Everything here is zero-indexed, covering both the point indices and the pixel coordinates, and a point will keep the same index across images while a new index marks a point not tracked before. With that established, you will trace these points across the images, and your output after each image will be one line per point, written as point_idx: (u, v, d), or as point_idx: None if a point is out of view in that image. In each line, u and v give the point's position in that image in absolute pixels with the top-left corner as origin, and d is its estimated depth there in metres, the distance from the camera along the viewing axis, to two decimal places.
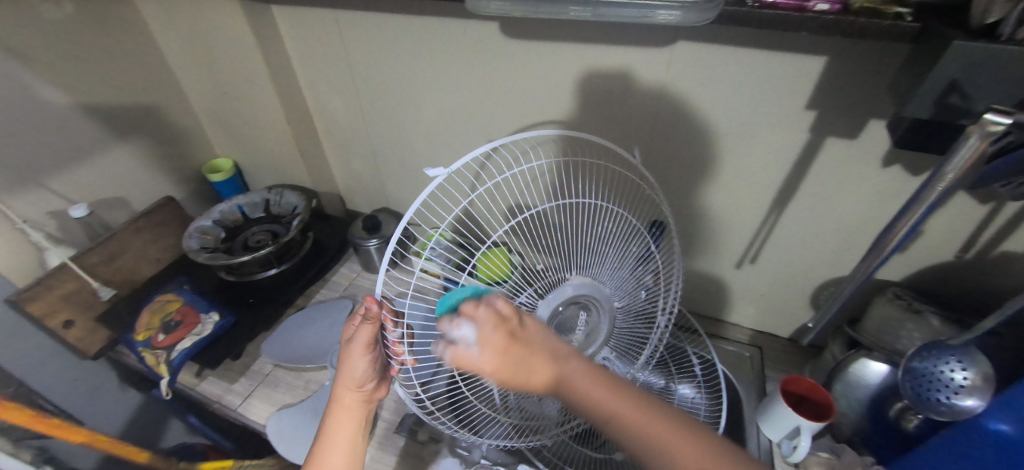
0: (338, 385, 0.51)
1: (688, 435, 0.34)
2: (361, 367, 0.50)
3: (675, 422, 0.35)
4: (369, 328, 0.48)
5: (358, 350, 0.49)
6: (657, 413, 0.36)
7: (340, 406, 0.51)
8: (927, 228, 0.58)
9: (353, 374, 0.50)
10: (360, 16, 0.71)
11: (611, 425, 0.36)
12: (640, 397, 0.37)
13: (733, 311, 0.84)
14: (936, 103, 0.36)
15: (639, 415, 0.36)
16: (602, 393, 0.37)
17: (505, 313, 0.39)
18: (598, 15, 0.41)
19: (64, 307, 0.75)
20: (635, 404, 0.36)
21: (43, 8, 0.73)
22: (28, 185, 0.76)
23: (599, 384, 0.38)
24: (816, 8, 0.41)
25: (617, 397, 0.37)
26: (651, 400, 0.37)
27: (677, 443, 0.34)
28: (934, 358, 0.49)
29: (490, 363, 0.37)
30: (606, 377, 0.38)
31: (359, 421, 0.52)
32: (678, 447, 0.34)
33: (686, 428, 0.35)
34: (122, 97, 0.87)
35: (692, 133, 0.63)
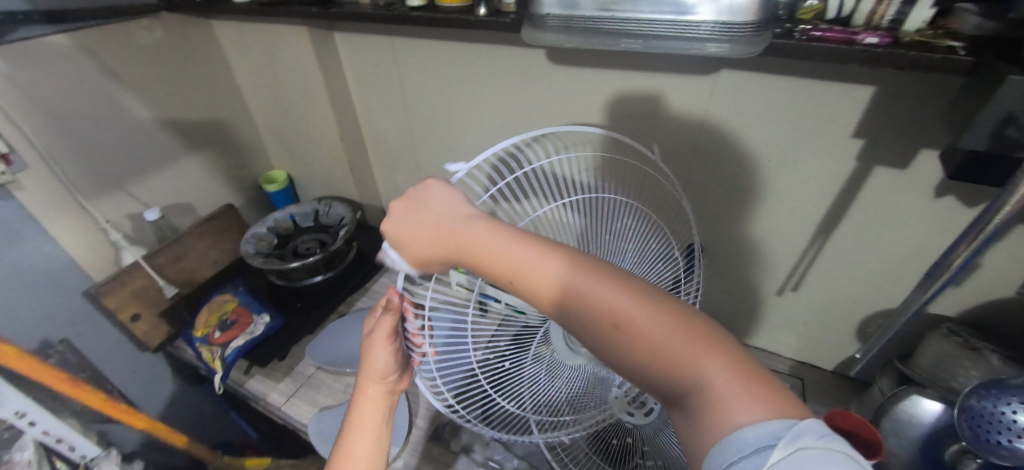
0: (362, 376, 0.53)
1: (623, 293, 0.33)
2: (385, 359, 0.51)
3: (609, 281, 0.34)
4: (388, 319, 0.49)
5: (382, 341, 0.51)
6: (586, 274, 0.34)
7: (364, 396, 0.53)
8: (983, 262, 0.56)
9: (377, 366, 0.51)
10: (415, 42, 0.76)
11: (533, 289, 0.36)
12: (569, 261, 0.36)
13: (772, 340, 0.82)
14: (991, 135, 0.36)
15: (565, 276, 0.35)
16: (522, 258, 0.36)
17: (433, 202, 0.43)
18: (649, 47, 0.43)
19: (133, 301, 0.81)
20: (564, 267, 0.35)
21: (137, 34, 0.83)
22: (112, 189, 0.84)
23: (518, 249, 0.37)
24: (864, 41, 0.41)
25: (542, 261, 0.36)
26: (586, 260, 0.36)
27: (604, 304, 0.33)
28: (994, 397, 0.46)
29: (417, 246, 0.43)
30: (532, 239, 0.37)
31: (383, 410, 0.53)
32: (607, 308, 0.32)
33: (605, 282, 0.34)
34: (196, 112, 0.95)
35: (733, 160, 0.64)
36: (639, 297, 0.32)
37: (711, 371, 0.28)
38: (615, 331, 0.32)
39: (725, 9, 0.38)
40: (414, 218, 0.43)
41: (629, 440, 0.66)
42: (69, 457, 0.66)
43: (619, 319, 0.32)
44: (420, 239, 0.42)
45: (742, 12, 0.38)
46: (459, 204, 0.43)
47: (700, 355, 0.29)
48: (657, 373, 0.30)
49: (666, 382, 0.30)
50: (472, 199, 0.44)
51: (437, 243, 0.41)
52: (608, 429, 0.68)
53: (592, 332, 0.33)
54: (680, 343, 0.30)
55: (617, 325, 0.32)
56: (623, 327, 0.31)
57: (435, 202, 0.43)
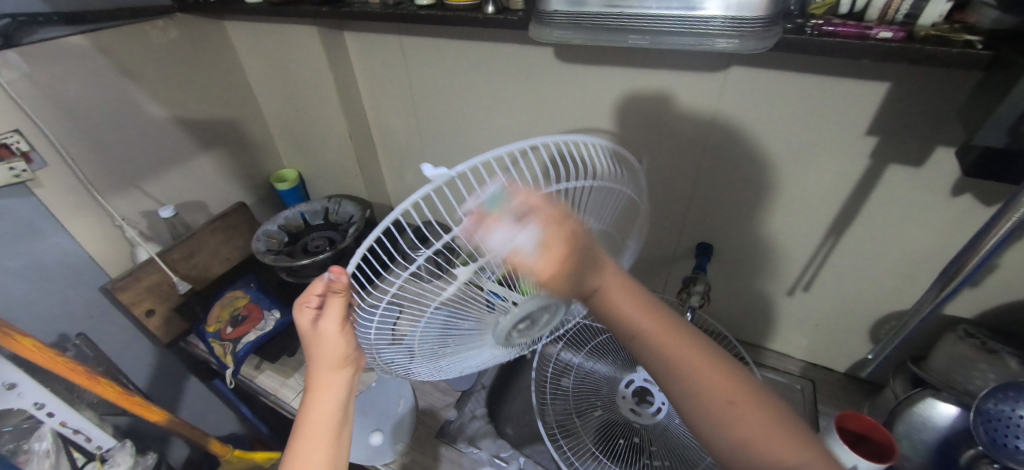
0: (312, 365, 0.44)
1: (725, 370, 0.36)
2: (344, 344, 0.42)
3: (722, 367, 0.37)
4: (336, 302, 0.40)
5: (332, 328, 0.41)
6: (702, 353, 0.38)
7: (317, 386, 0.44)
8: (1000, 264, 0.54)
9: (335, 351, 0.42)
10: (424, 41, 0.77)
11: (656, 350, 0.39)
12: (679, 327, 0.40)
13: (783, 341, 0.81)
14: (1010, 130, 0.35)
15: (674, 338, 0.39)
16: (651, 321, 0.40)
17: (562, 216, 0.36)
18: (656, 43, 0.42)
19: (148, 297, 0.83)
20: (678, 333, 0.39)
21: (153, 34, 0.84)
22: (129, 187, 0.86)
23: (648, 312, 0.41)
24: (877, 36, 0.41)
25: (668, 332, 0.39)
26: (706, 343, 0.39)
27: (718, 381, 0.36)
28: (1011, 400, 0.45)
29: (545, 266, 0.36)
30: (667, 315, 0.41)
31: (344, 400, 0.45)
32: (720, 386, 0.35)
33: (712, 358, 0.37)
34: (210, 112, 0.97)
35: (745, 157, 0.63)
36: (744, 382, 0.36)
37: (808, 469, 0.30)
38: (721, 405, 0.34)
39: (732, 4, 0.38)
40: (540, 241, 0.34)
41: (636, 440, 0.68)
42: (86, 448, 0.68)
43: (719, 387, 0.35)
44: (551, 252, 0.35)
45: (749, 7, 0.38)
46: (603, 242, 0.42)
47: (796, 452, 0.32)
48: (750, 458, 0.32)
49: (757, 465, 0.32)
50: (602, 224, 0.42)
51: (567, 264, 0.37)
52: (616, 428, 0.70)
53: (697, 403, 0.35)
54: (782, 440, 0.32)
55: (727, 401, 0.34)
56: (724, 397, 0.35)
57: (564, 215, 0.36)
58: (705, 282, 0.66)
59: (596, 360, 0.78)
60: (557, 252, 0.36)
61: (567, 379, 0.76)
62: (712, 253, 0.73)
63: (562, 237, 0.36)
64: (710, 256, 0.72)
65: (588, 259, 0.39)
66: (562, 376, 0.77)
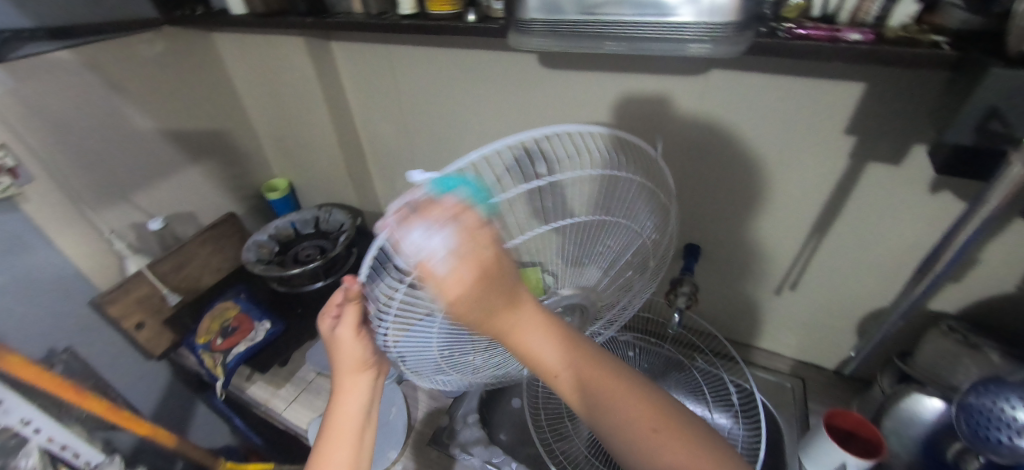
0: (337, 370, 0.46)
1: (643, 398, 0.38)
2: (362, 348, 0.45)
3: (644, 397, 0.38)
4: (352, 309, 0.42)
5: (351, 334, 0.43)
6: (625, 387, 0.39)
7: (341, 389, 0.46)
8: (980, 259, 0.55)
9: (355, 355, 0.45)
10: (410, 50, 0.77)
11: (580, 388, 0.39)
12: (597, 357, 0.40)
13: (772, 340, 0.82)
14: (977, 129, 0.35)
15: (596, 373, 0.39)
16: (572, 359, 0.39)
17: (485, 237, 0.31)
18: (634, 49, 0.43)
19: (137, 309, 0.82)
20: (599, 365, 0.39)
21: (140, 47, 0.85)
22: (117, 200, 0.86)
23: (567, 352, 0.39)
24: (848, 38, 0.42)
25: (591, 369, 0.39)
26: (627, 374, 0.40)
27: (642, 412, 0.37)
28: (991, 394, 0.46)
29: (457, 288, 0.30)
30: (586, 346, 0.40)
31: (367, 403, 0.47)
32: (643, 415, 0.37)
33: (630, 385, 0.39)
34: (199, 123, 0.97)
35: (727, 158, 0.63)
36: (660, 408, 0.38)
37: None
38: (644, 437, 0.36)
39: (705, 9, 0.39)
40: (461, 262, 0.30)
41: None
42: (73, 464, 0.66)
43: (642, 417, 0.37)
44: (463, 279, 0.30)
45: (722, 11, 0.38)
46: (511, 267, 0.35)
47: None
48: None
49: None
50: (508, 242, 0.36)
51: (485, 295, 0.32)
52: None
53: (623, 437, 0.37)
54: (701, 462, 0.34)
55: (649, 429, 0.36)
56: (649, 428, 0.36)
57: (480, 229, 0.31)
58: (692, 283, 0.67)
59: None
60: (472, 283, 0.31)
61: None
62: (700, 254, 0.73)
63: (483, 260, 0.31)
64: (698, 257, 0.73)
65: (505, 293, 0.34)
66: None
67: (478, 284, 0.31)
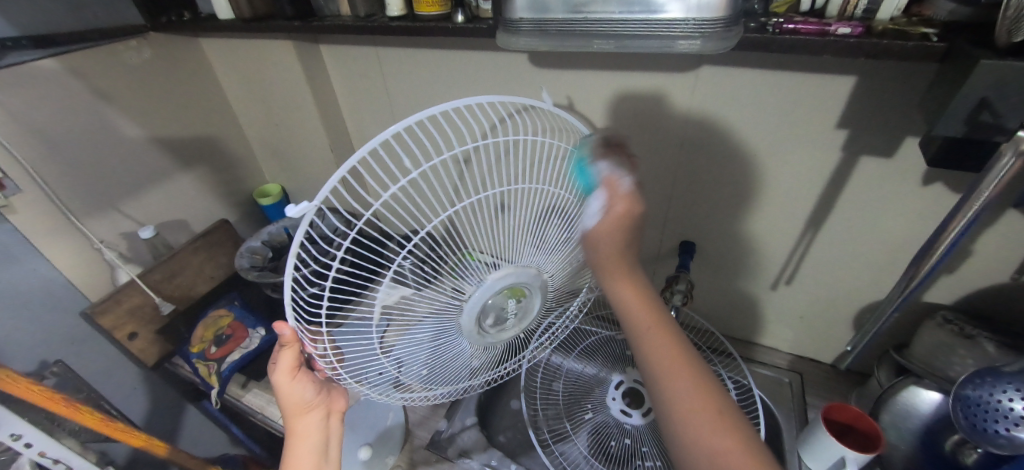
0: (287, 416, 0.50)
1: (705, 389, 0.34)
2: (302, 389, 0.48)
3: (707, 390, 0.35)
4: (284, 355, 0.45)
5: (286, 379, 0.47)
6: (691, 370, 0.36)
7: (295, 434, 0.50)
8: (973, 250, 0.55)
9: (297, 399, 0.49)
10: (399, 52, 0.77)
11: (649, 350, 0.38)
12: (675, 335, 0.39)
13: (769, 335, 0.82)
14: (968, 121, 0.35)
15: (668, 345, 0.38)
16: (654, 323, 0.39)
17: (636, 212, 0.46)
18: (621, 46, 0.43)
19: (130, 320, 0.81)
20: (671, 339, 0.38)
21: (127, 54, 0.84)
22: (106, 209, 0.85)
23: (650, 313, 0.40)
24: (837, 32, 0.41)
25: (664, 337, 0.38)
26: (701, 365, 0.37)
27: (695, 398, 0.34)
28: (989, 385, 0.46)
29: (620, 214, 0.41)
30: (666, 320, 0.40)
31: (322, 442, 0.51)
32: (697, 404, 0.34)
33: (698, 373, 0.36)
34: (188, 129, 0.96)
35: (720, 154, 0.63)
36: (723, 406, 0.34)
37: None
38: (691, 417, 0.33)
39: (693, 6, 0.38)
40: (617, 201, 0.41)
41: (627, 441, 0.68)
42: None
43: (695, 403, 0.34)
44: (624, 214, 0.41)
45: (710, 8, 0.38)
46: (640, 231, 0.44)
47: None
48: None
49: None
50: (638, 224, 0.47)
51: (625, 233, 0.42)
52: (607, 431, 0.70)
53: (672, 408, 0.34)
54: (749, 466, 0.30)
55: (702, 415, 0.33)
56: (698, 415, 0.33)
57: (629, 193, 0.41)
58: (688, 280, 0.67)
59: (588, 362, 0.78)
60: (619, 217, 0.40)
61: (557, 383, 0.76)
62: (695, 251, 0.73)
63: (637, 209, 0.41)
64: (693, 254, 0.73)
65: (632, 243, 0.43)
66: (552, 381, 0.77)
67: (621, 224, 0.41)
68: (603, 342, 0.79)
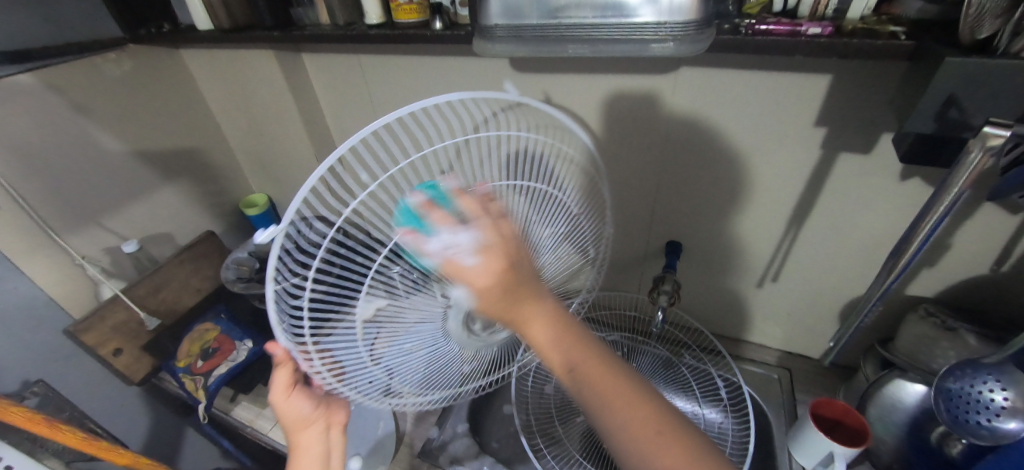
0: (288, 432, 0.52)
1: (645, 406, 0.36)
2: (299, 403, 0.51)
3: (648, 405, 0.36)
4: (277, 374, 0.48)
5: (282, 397, 0.49)
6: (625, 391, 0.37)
7: (297, 449, 0.52)
8: (953, 244, 0.56)
9: (294, 415, 0.51)
10: (380, 59, 0.77)
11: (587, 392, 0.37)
12: (604, 360, 0.38)
13: (757, 332, 0.82)
14: (936, 117, 0.36)
15: (602, 374, 0.38)
16: (582, 358, 0.38)
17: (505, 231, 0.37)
18: (596, 51, 0.43)
19: (114, 336, 0.80)
20: (604, 367, 0.38)
21: (105, 67, 0.83)
22: (88, 225, 0.84)
23: (580, 355, 0.38)
24: (809, 32, 0.42)
25: (592, 370, 0.38)
26: (633, 379, 0.38)
27: (642, 420, 0.35)
28: (969, 377, 0.46)
29: (486, 270, 0.35)
30: (593, 344, 0.39)
31: (323, 456, 0.53)
32: (645, 425, 0.35)
33: (635, 388, 0.37)
34: (171, 141, 0.95)
35: (702, 154, 0.64)
36: (665, 417, 0.35)
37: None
38: (640, 444, 0.34)
39: (664, 9, 0.38)
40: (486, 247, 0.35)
41: None
42: None
43: (641, 424, 0.35)
44: (491, 264, 0.35)
45: (682, 11, 0.38)
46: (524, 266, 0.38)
47: None
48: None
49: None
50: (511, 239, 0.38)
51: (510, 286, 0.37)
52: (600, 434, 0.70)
53: (626, 446, 0.35)
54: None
55: (654, 436, 0.34)
56: (655, 436, 0.34)
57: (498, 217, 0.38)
58: (674, 280, 0.67)
59: None
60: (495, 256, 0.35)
61: (549, 387, 0.76)
62: (681, 251, 0.73)
63: (506, 244, 0.37)
64: (679, 254, 0.73)
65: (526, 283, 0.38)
66: (544, 384, 0.77)
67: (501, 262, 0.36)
68: None
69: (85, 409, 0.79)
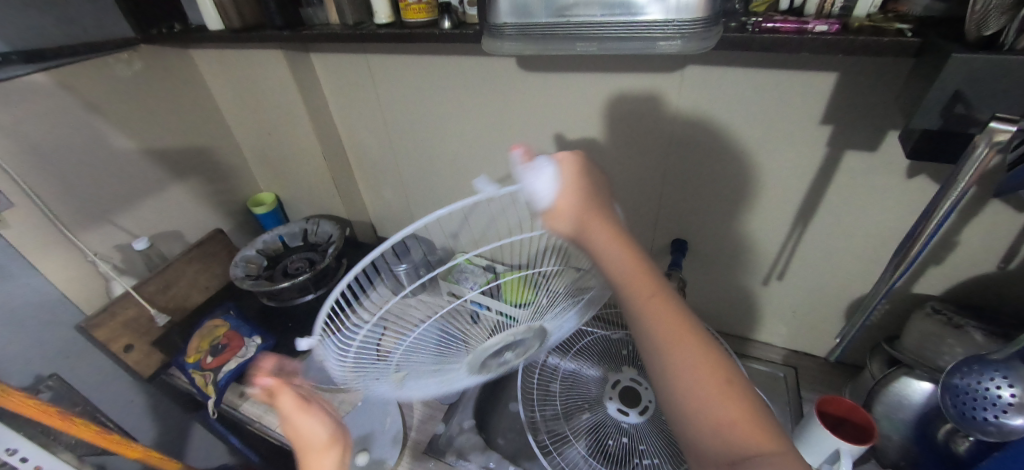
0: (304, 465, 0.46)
1: (703, 348, 0.35)
2: (320, 424, 0.46)
3: (710, 350, 0.35)
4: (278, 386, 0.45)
5: (297, 409, 0.45)
6: (701, 339, 0.36)
7: None
8: (959, 241, 0.56)
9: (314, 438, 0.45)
10: (388, 59, 0.78)
11: (653, 321, 0.37)
12: (668, 297, 0.38)
13: (763, 331, 0.82)
14: (942, 114, 0.36)
15: (665, 308, 0.37)
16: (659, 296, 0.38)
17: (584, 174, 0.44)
18: (603, 49, 0.43)
19: (125, 332, 0.81)
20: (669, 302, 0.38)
21: (117, 67, 0.84)
22: (100, 222, 0.85)
23: (647, 283, 0.39)
24: (814, 30, 0.42)
25: (667, 306, 0.37)
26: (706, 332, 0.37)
27: (700, 363, 0.34)
28: (976, 374, 0.46)
29: (566, 198, 0.42)
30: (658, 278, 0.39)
31: None
32: (702, 368, 0.34)
33: (694, 330, 0.36)
34: (180, 140, 0.97)
35: (708, 152, 0.64)
36: (725, 365, 0.34)
37: (774, 457, 0.29)
38: (692, 385, 0.33)
39: (672, 8, 0.40)
40: (564, 169, 0.44)
41: (625, 440, 0.68)
42: None
43: (696, 365, 0.34)
44: (569, 194, 0.43)
45: (689, 9, 0.39)
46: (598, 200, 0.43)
47: (757, 440, 0.31)
48: (725, 444, 0.31)
49: (719, 453, 0.31)
50: (590, 177, 0.44)
51: (586, 216, 0.42)
52: (604, 430, 0.70)
53: (674, 383, 0.34)
54: (761, 434, 0.31)
55: (717, 382, 0.33)
56: (718, 379, 0.33)
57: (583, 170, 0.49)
58: (680, 278, 0.67)
59: (583, 362, 0.78)
60: (575, 176, 0.43)
61: (555, 384, 0.77)
62: (687, 249, 0.74)
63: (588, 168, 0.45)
64: (685, 252, 0.74)
65: (598, 212, 0.42)
66: (549, 382, 0.77)
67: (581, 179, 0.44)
68: (598, 341, 0.81)
69: (96, 404, 0.80)
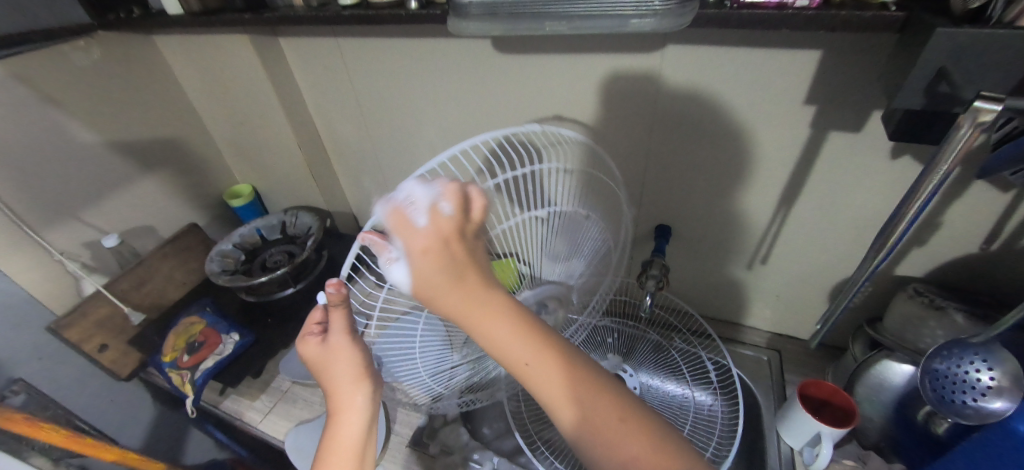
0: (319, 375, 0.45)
1: (602, 395, 0.34)
2: (357, 356, 0.44)
3: (612, 395, 0.35)
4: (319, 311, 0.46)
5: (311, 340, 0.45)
6: (595, 387, 0.35)
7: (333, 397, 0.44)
8: (943, 223, 0.55)
9: (344, 368, 0.43)
10: (357, 42, 0.74)
11: (541, 387, 0.35)
12: (554, 350, 0.36)
13: (748, 315, 0.82)
14: (925, 93, 0.34)
15: (556, 369, 0.35)
16: (539, 354, 0.35)
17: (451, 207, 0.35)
18: (574, 28, 0.41)
19: (98, 331, 0.79)
20: (560, 360, 0.35)
21: (74, 55, 0.80)
22: (66, 219, 0.82)
23: (535, 344, 0.35)
24: (795, 5, 0.40)
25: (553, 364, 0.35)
26: (599, 374, 0.36)
27: (604, 411, 0.34)
28: (956, 357, 0.46)
29: (425, 243, 0.33)
30: (540, 333, 0.36)
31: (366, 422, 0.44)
32: (604, 415, 0.33)
33: (594, 377, 0.35)
34: (147, 132, 0.93)
35: (690, 135, 0.62)
36: (628, 405, 0.34)
37: None
38: (599, 434, 0.33)
39: None
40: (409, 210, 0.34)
41: None
42: None
43: (598, 417, 0.33)
44: (434, 235, 0.34)
45: None
46: (468, 242, 0.36)
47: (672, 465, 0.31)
48: None
49: None
50: (446, 206, 0.35)
51: (455, 268, 0.34)
52: None
53: (585, 437, 0.33)
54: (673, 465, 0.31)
55: (620, 421, 0.33)
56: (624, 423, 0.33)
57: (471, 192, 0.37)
58: (662, 264, 0.66)
59: None
60: (435, 258, 0.34)
61: None
62: (670, 235, 0.73)
63: (456, 234, 0.35)
64: (668, 238, 0.73)
65: (467, 264, 0.35)
66: None
67: (442, 257, 0.34)
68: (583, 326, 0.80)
69: (73, 406, 0.79)
